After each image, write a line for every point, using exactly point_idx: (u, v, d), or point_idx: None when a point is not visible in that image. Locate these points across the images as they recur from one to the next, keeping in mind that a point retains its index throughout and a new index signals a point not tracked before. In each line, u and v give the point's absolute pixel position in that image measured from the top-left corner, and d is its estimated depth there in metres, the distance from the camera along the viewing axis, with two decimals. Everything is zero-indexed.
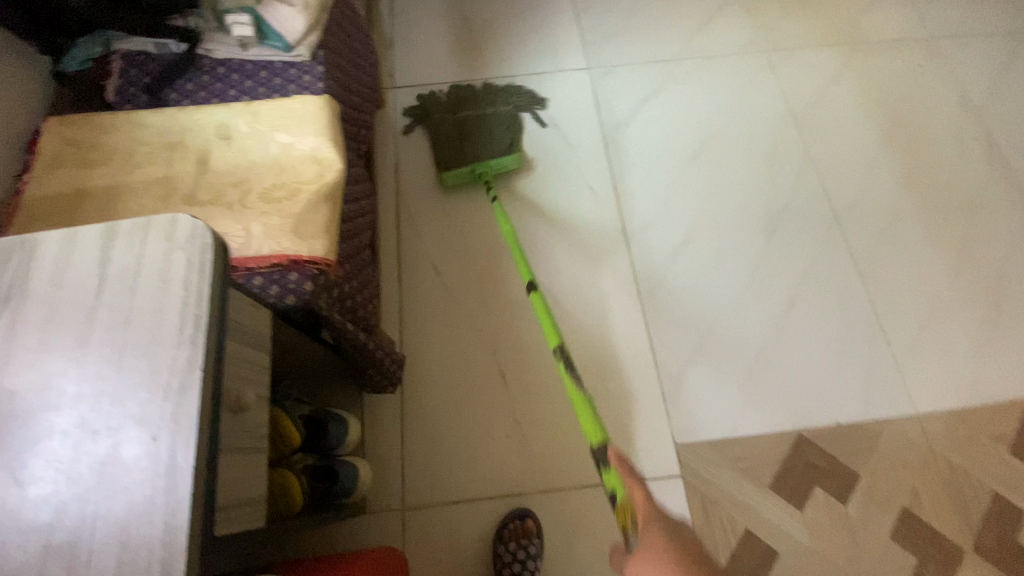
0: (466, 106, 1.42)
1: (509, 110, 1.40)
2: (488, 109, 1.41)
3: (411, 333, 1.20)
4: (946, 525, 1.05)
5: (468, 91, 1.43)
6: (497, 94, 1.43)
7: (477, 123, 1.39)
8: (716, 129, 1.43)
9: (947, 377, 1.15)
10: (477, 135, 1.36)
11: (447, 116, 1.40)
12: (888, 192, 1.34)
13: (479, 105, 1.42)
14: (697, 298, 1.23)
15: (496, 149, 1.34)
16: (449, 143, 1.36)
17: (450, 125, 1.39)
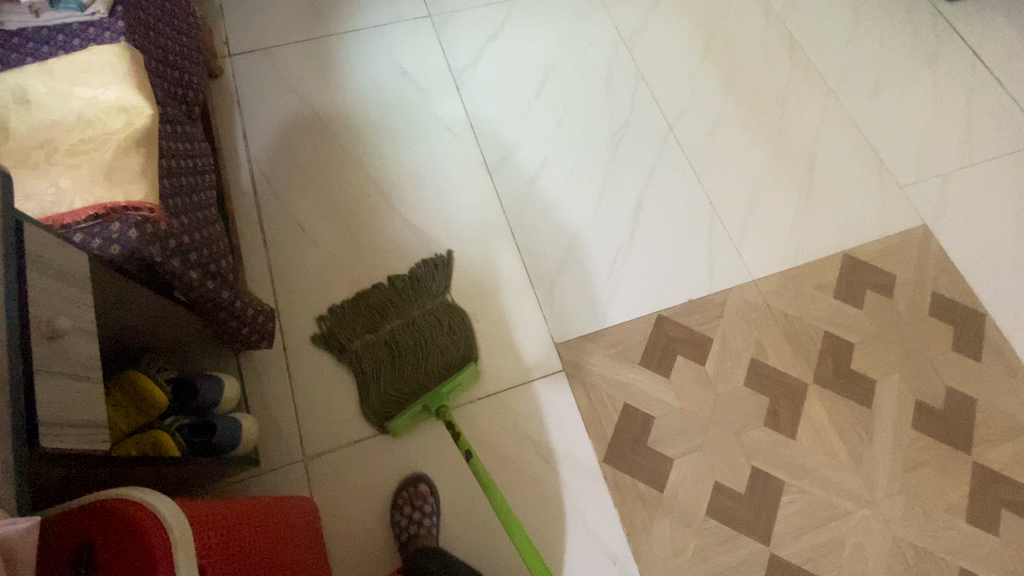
0: (389, 312, 1.17)
1: (442, 308, 1.18)
2: (415, 313, 1.17)
3: (287, 292, 1.21)
4: (790, 365, 1.21)
5: (386, 307, 1.18)
6: (420, 291, 1.20)
7: (407, 335, 1.14)
8: (557, 59, 1.51)
9: (774, 246, 1.33)
10: (411, 349, 1.13)
11: (367, 337, 1.15)
12: (712, 98, 1.50)
13: (406, 309, 1.18)
14: (559, 215, 1.33)
15: (436, 344, 1.13)
16: (382, 381, 1.11)
17: (375, 348, 1.14)
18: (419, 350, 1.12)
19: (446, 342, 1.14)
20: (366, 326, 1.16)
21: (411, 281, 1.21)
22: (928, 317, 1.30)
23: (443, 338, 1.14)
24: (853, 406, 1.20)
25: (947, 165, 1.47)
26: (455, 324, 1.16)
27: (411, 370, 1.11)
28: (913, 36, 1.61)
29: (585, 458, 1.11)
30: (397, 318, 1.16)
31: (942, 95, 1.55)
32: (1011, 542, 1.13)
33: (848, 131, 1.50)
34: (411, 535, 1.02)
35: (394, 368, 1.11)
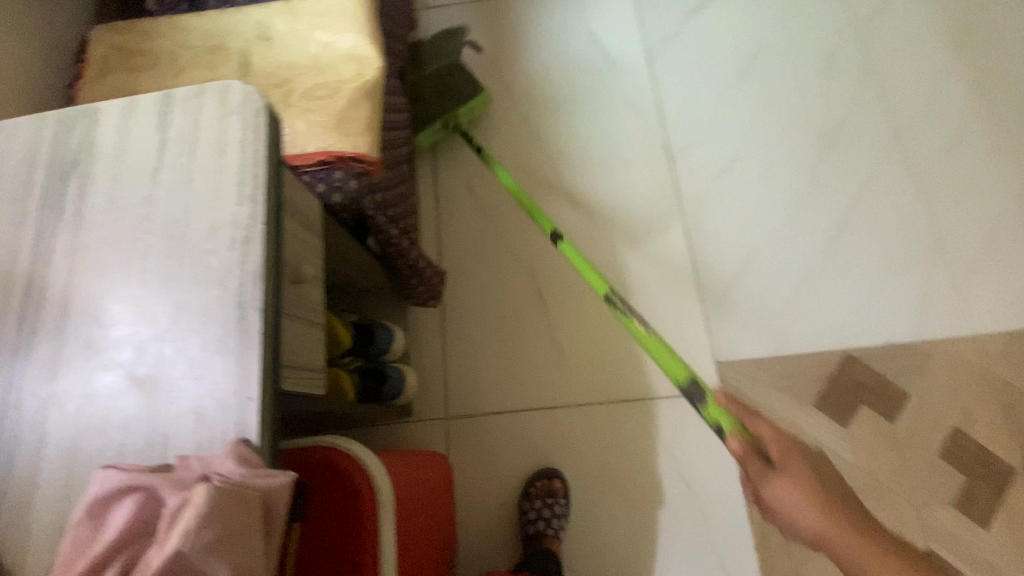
0: (414, 66, 1.28)
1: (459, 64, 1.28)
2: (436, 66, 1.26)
3: (449, 251, 1.22)
4: (1003, 445, 1.01)
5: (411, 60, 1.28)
6: (441, 45, 1.29)
7: (426, 84, 1.25)
8: (766, 43, 1.33)
9: (1012, 298, 1.09)
10: (436, 97, 1.24)
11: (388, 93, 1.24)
12: (956, 105, 1.24)
13: (427, 60, 1.27)
14: (743, 221, 1.19)
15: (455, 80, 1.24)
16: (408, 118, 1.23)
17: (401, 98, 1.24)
18: (442, 91, 1.24)
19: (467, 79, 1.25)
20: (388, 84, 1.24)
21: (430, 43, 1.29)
22: None
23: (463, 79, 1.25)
24: None
25: None
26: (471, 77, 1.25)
27: (430, 101, 1.23)
28: None
29: (730, 492, 1.02)
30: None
31: None
32: None
33: None
34: (538, 530, 0.99)
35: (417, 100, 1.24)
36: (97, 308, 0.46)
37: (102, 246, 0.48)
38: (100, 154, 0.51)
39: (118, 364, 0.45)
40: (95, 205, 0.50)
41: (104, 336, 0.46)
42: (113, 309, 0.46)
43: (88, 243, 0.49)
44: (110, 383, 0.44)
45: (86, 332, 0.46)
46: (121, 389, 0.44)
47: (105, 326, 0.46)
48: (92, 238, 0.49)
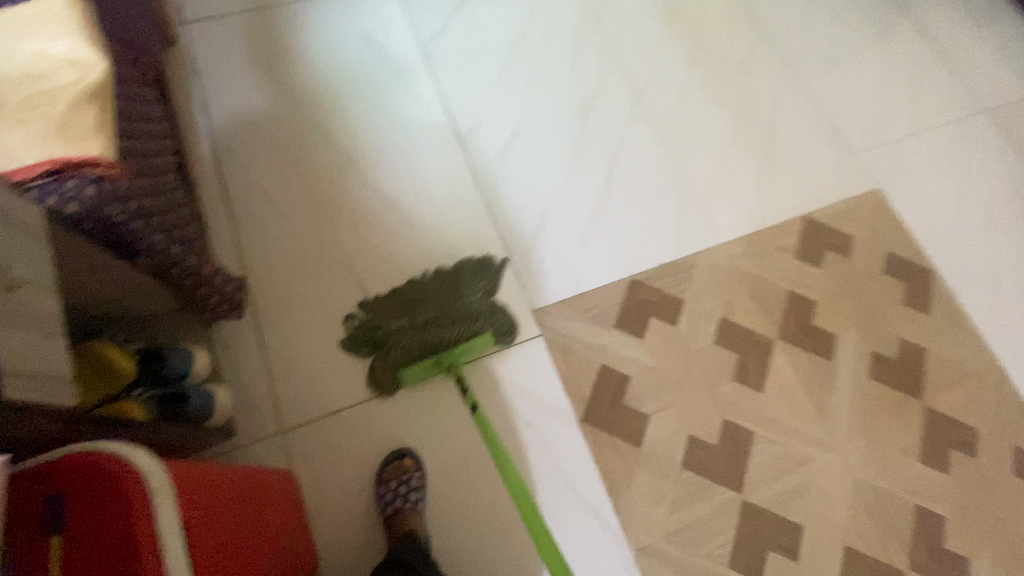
0: (423, 299, 1.18)
1: (478, 302, 1.19)
2: (455, 305, 1.18)
3: (255, 263, 1.18)
4: (757, 323, 1.26)
5: (419, 292, 1.18)
6: (458, 286, 1.20)
7: (438, 317, 1.16)
8: (524, 32, 1.51)
9: (742, 209, 1.38)
10: (442, 329, 1.13)
11: (400, 319, 1.15)
12: (678, 68, 1.53)
13: (441, 298, 1.18)
14: (532, 185, 1.34)
15: (466, 323, 1.15)
16: (405, 353, 1.12)
17: (409, 330, 1.14)
18: (446, 322, 1.15)
19: (480, 322, 1.16)
20: (399, 309, 1.16)
21: (447, 274, 1.21)
22: (881, 275, 1.37)
23: (476, 319, 1.16)
24: (817, 360, 1.26)
25: (898, 132, 1.54)
26: (494, 311, 1.18)
27: (436, 324, 1.14)
28: (864, 11, 1.68)
29: (566, 421, 1.13)
30: (434, 301, 1.18)
31: (890, 64, 1.62)
32: (959, 479, 1.21)
33: (807, 103, 1.55)
34: (397, 509, 1.01)
35: (420, 333, 1.13)
36: None
37: None
38: None
39: None
40: None
41: None
42: None
43: None
44: None
45: None
46: None
47: None
48: None
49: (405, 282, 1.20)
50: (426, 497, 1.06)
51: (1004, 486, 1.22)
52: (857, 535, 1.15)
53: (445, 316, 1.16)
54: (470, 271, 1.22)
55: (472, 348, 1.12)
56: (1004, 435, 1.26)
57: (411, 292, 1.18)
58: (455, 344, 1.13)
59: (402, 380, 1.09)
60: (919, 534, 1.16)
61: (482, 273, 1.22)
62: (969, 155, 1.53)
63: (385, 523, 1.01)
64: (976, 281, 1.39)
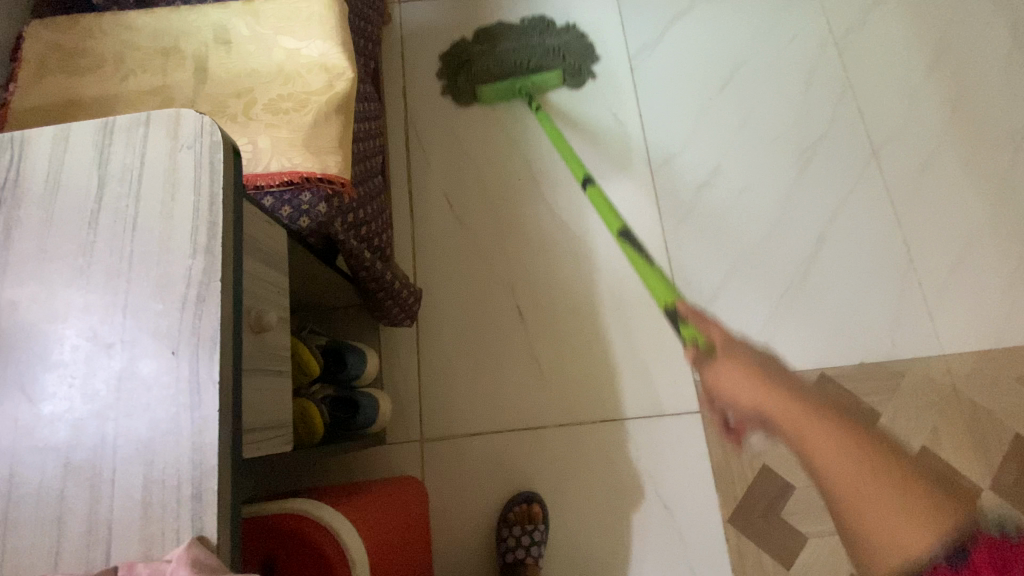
0: (507, 36, 1.31)
1: (559, 43, 1.30)
2: (536, 39, 1.30)
3: (424, 264, 1.18)
4: (967, 465, 1.04)
5: (511, 27, 1.32)
6: (540, 30, 1.31)
7: (517, 50, 1.28)
8: (748, 54, 1.32)
9: (978, 318, 1.13)
10: (516, 58, 1.27)
11: (484, 47, 1.29)
12: (931, 125, 1.26)
13: (525, 33, 1.31)
14: (723, 236, 1.19)
15: (539, 59, 1.28)
16: (484, 71, 1.27)
17: (488, 56, 1.28)
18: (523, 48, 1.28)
19: (551, 56, 1.28)
20: (485, 40, 1.31)
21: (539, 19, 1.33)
22: None
23: (550, 53, 1.28)
24: None
25: None
26: (568, 54, 1.29)
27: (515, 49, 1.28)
28: None
29: (709, 517, 1.02)
30: (517, 39, 1.30)
31: None
32: None
33: None
34: (517, 558, 0.97)
35: (499, 55, 1.28)
36: (29, 379, 0.40)
37: (30, 302, 0.42)
38: (29, 193, 0.44)
39: (51, 447, 0.39)
40: (22, 256, 0.43)
41: (34, 412, 0.39)
42: (46, 381, 0.40)
43: (15, 298, 0.42)
44: (40, 468, 0.38)
45: (14, 408, 0.40)
46: (54, 477, 0.38)
47: (36, 401, 0.40)
48: (18, 294, 0.42)
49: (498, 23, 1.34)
50: (546, 550, 1.02)
51: None
52: None
53: (524, 49, 1.28)
54: (556, 31, 1.32)
55: (543, 78, 1.27)
56: None
57: (497, 32, 1.31)
58: (529, 72, 1.27)
59: (479, 95, 1.27)
60: None
61: (568, 26, 1.33)
62: None
63: (503, 566, 0.98)
64: None
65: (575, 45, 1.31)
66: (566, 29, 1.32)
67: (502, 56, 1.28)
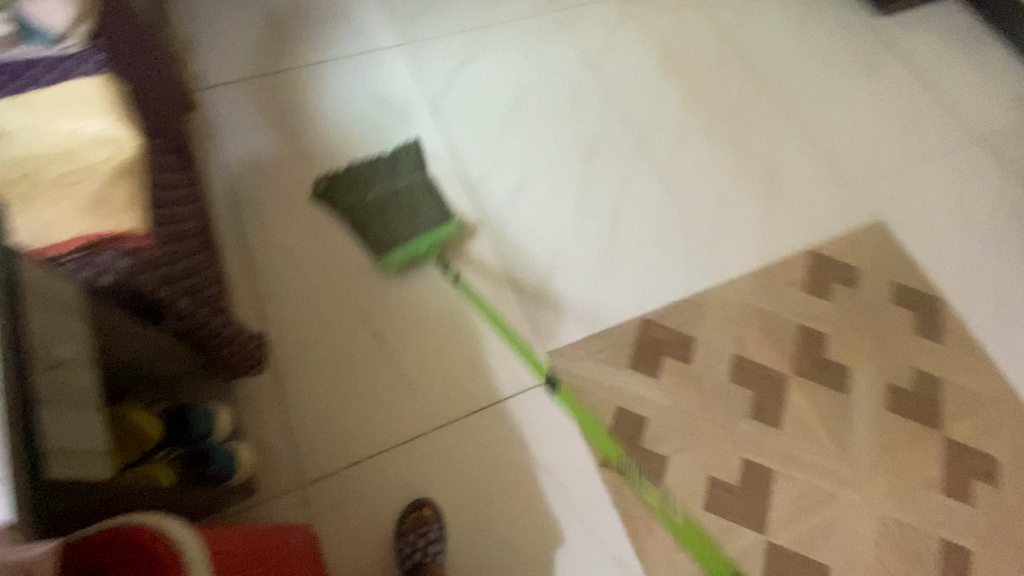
0: (372, 183, 1.33)
1: (422, 177, 1.36)
2: (397, 178, 1.34)
3: (272, 316, 1.21)
4: (771, 358, 1.26)
5: (371, 179, 1.34)
6: (397, 162, 1.37)
7: (392, 198, 1.31)
8: (526, 83, 1.58)
9: (747, 245, 1.40)
10: (401, 216, 1.28)
11: (359, 203, 1.31)
12: (676, 111, 1.59)
13: (387, 178, 1.35)
14: (540, 228, 1.37)
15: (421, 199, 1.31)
16: (378, 236, 1.27)
17: (368, 209, 1.29)
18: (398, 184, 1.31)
19: (429, 195, 1.33)
20: (354, 192, 1.32)
21: (386, 158, 1.38)
22: (892, 305, 1.38)
23: (426, 190, 1.33)
24: (833, 393, 1.25)
25: (894, 165, 1.59)
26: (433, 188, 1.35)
27: (389, 196, 1.31)
28: (853, 52, 1.77)
29: (584, 466, 1.13)
30: (385, 185, 1.33)
31: (881, 102, 1.69)
32: (988, 513, 1.20)
33: (805, 139, 1.60)
34: (417, 562, 1.00)
35: (384, 216, 1.29)
36: None
37: None
38: None
39: None
40: None
41: None
42: None
43: None
44: None
45: None
46: None
47: None
48: None
49: (350, 170, 1.35)
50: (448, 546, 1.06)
51: None
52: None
53: (399, 196, 1.31)
54: (410, 151, 1.40)
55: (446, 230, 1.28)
56: None
57: (361, 176, 1.34)
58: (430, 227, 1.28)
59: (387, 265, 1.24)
60: (949, 572, 1.14)
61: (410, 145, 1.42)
62: (966, 185, 1.57)
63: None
64: (982, 308, 1.41)
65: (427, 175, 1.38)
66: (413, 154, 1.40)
67: (379, 205, 1.30)
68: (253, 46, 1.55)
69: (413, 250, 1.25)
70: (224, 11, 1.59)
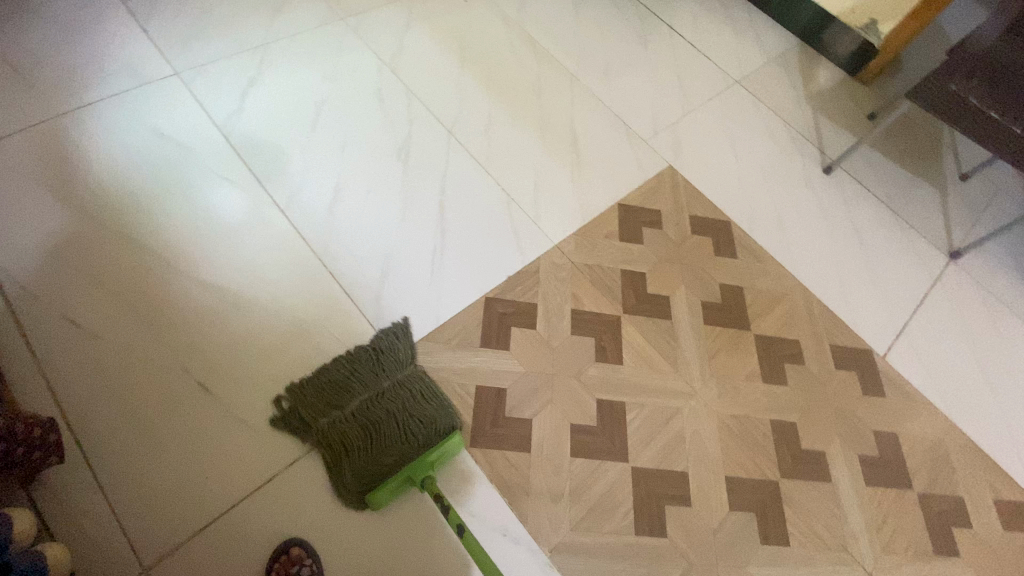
0: (354, 388, 1.14)
1: (424, 402, 1.13)
2: (383, 381, 1.15)
3: (74, 396, 1.07)
4: (603, 305, 1.39)
5: (353, 400, 1.12)
6: (382, 363, 1.18)
7: (377, 408, 1.11)
8: (325, 94, 1.56)
9: (565, 210, 1.53)
10: (394, 434, 1.08)
11: (333, 415, 1.10)
12: (479, 99, 1.68)
13: (371, 383, 1.15)
14: (368, 235, 1.37)
15: (424, 437, 1.08)
16: (363, 457, 1.06)
17: (349, 428, 1.08)
18: (389, 408, 1.11)
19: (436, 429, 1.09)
20: (328, 404, 1.11)
21: (362, 350, 1.19)
22: (694, 235, 1.58)
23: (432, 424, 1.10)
24: (661, 322, 1.41)
25: (674, 116, 1.82)
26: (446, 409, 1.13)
27: (372, 405, 1.11)
28: (623, 24, 1.99)
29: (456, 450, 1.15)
30: (368, 392, 1.14)
31: (655, 64, 1.93)
32: (798, 387, 1.43)
33: (598, 106, 1.77)
34: None
35: (368, 428, 1.09)
36: None
37: None
38: None
39: None
40: None
41: None
42: None
43: None
44: None
45: None
46: None
47: None
48: None
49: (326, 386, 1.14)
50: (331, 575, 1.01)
51: (830, 380, 1.46)
52: (734, 463, 1.30)
53: (384, 403, 1.12)
54: (398, 356, 1.20)
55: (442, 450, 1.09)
56: (817, 338, 1.51)
57: (338, 385, 1.14)
58: (421, 447, 1.08)
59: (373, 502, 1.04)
60: (779, 444, 1.35)
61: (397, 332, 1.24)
62: (731, 123, 1.85)
63: None
64: (761, 222, 1.67)
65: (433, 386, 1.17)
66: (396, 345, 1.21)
67: (363, 423, 1.09)
68: None
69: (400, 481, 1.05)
70: None
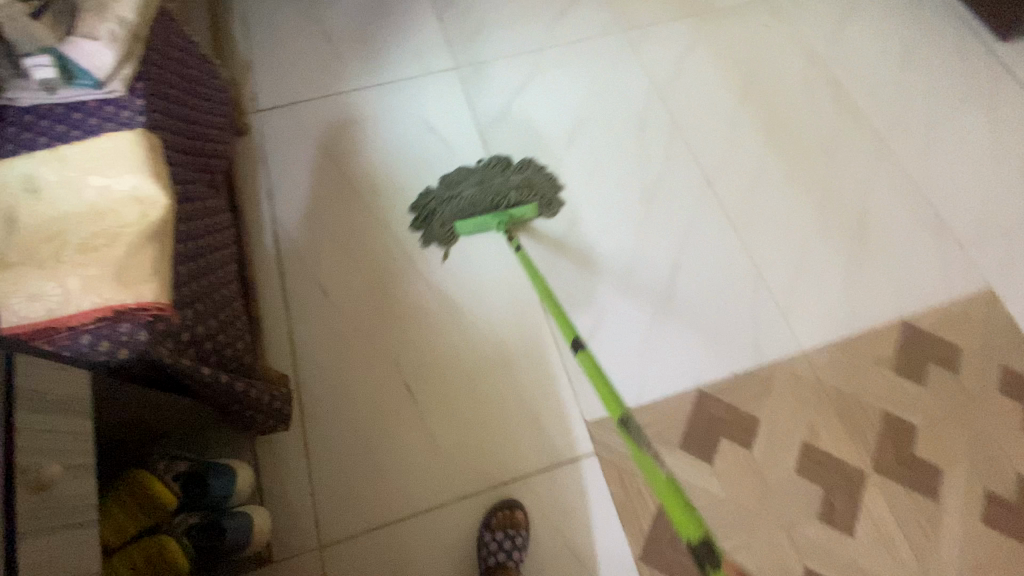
0: (473, 176, 1.31)
1: (522, 180, 1.31)
2: (499, 176, 1.32)
3: (305, 361, 1.17)
4: (845, 449, 1.11)
5: (470, 171, 1.33)
6: (503, 167, 1.33)
7: (485, 184, 1.29)
8: (586, 113, 1.46)
9: (826, 312, 1.24)
10: (490, 195, 1.27)
11: (452, 189, 1.30)
12: (753, 148, 1.43)
13: (489, 175, 1.32)
14: (589, 279, 1.26)
15: (512, 195, 1.27)
16: (461, 213, 1.26)
17: (461, 196, 1.28)
18: (495, 189, 1.28)
19: (522, 194, 1.29)
20: (450, 184, 1.30)
21: (490, 159, 1.35)
22: (1000, 395, 1.18)
23: (521, 191, 1.29)
24: (918, 499, 1.08)
25: (1013, 221, 1.36)
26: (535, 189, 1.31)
27: (483, 187, 1.28)
28: (970, 81, 1.53)
29: (622, 557, 1.03)
30: (481, 175, 1.31)
31: (1002, 143, 1.45)
32: None
33: (905, 185, 1.39)
34: (498, 562, 0.98)
35: (473, 197, 1.27)
36: None
37: None
38: None
39: None
40: None
41: None
42: None
43: None
44: None
45: None
46: None
47: None
48: None
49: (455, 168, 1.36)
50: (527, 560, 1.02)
51: None
52: None
53: (494, 186, 1.29)
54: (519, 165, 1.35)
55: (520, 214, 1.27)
56: None
57: (461, 176, 1.31)
58: (505, 209, 1.27)
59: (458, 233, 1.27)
60: None
61: (528, 161, 1.36)
62: None
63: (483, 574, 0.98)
64: None
65: (533, 176, 1.33)
66: (524, 163, 1.35)
67: (471, 195, 1.27)
68: (308, 66, 1.50)
69: (483, 220, 1.26)
70: (280, 27, 1.55)
